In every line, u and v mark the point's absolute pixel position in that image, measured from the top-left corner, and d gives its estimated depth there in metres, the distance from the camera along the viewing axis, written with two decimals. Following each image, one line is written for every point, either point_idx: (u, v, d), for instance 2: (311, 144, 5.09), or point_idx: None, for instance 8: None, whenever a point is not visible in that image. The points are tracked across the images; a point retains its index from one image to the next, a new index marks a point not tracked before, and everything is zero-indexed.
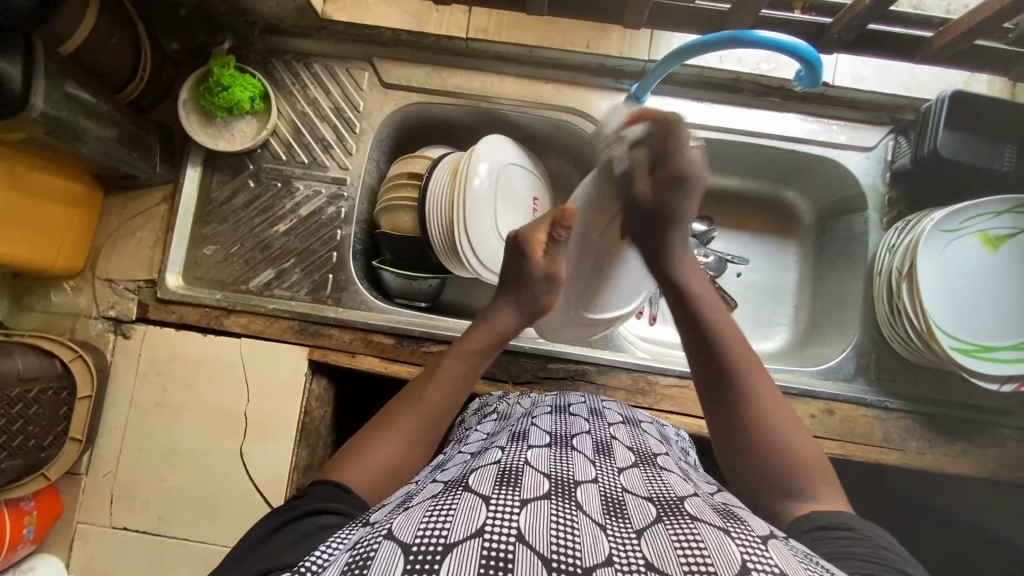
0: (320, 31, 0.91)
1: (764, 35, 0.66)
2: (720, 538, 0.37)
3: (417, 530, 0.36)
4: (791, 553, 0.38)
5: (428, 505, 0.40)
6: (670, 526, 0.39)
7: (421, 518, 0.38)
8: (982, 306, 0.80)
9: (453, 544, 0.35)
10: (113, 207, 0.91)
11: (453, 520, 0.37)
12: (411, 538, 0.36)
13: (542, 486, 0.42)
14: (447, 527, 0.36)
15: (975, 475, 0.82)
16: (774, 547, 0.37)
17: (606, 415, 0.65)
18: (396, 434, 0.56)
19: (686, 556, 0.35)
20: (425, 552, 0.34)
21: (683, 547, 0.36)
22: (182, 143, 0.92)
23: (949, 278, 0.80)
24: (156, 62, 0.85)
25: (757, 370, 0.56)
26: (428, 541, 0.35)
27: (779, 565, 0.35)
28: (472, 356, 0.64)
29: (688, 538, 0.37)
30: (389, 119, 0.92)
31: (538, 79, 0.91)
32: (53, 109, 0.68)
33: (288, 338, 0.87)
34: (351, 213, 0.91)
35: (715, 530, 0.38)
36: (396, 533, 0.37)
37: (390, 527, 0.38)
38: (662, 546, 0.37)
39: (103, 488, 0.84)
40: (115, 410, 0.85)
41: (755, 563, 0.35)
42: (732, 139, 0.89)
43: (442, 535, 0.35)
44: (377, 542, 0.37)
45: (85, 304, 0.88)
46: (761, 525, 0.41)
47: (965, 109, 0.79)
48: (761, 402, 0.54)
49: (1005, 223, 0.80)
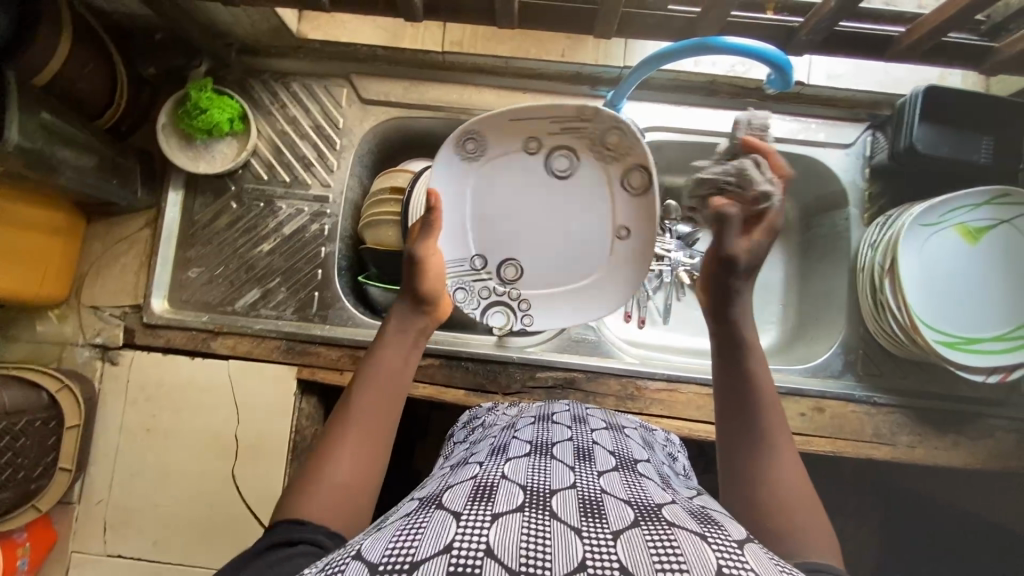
0: (297, 51, 0.91)
1: (733, 39, 0.67)
2: (695, 542, 0.38)
3: (385, 550, 0.36)
4: (766, 556, 0.38)
5: (399, 524, 0.40)
6: (646, 529, 0.39)
7: (390, 538, 0.38)
8: (964, 298, 0.80)
9: (419, 562, 0.35)
10: (95, 234, 0.90)
11: (422, 538, 0.37)
12: (378, 558, 0.36)
13: (515, 497, 0.42)
14: (415, 546, 0.36)
15: (966, 466, 0.82)
16: (751, 551, 0.38)
17: (590, 422, 0.65)
18: (338, 449, 0.53)
19: (659, 559, 0.36)
20: (392, 570, 0.34)
21: (657, 551, 0.36)
22: (163, 166, 0.92)
23: (928, 272, 0.80)
24: (132, 87, 0.85)
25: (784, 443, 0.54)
26: (395, 560, 0.35)
27: (754, 568, 0.36)
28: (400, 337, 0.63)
29: (663, 543, 0.37)
30: (369, 135, 0.93)
31: (517, 89, 0.91)
32: (29, 140, 0.67)
33: (275, 358, 0.86)
34: (334, 230, 0.91)
35: (690, 535, 0.39)
36: (364, 554, 0.37)
37: (360, 548, 0.38)
38: (636, 549, 0.37)
39: (96, 516, 0.84)
40: (105, 437, 0.85)
41: (731, 568, 0.35)
42: (709, 141, 0.89)
43: (409, 554, 0.36)
44: (346, 561, 0.36)
45: (71, 331, 0.88)
46: (738, 529, 0.41)
47: (938, 103, 0.79)
48: (784, 477, 0.51)
49: (984, 215, 0.80)
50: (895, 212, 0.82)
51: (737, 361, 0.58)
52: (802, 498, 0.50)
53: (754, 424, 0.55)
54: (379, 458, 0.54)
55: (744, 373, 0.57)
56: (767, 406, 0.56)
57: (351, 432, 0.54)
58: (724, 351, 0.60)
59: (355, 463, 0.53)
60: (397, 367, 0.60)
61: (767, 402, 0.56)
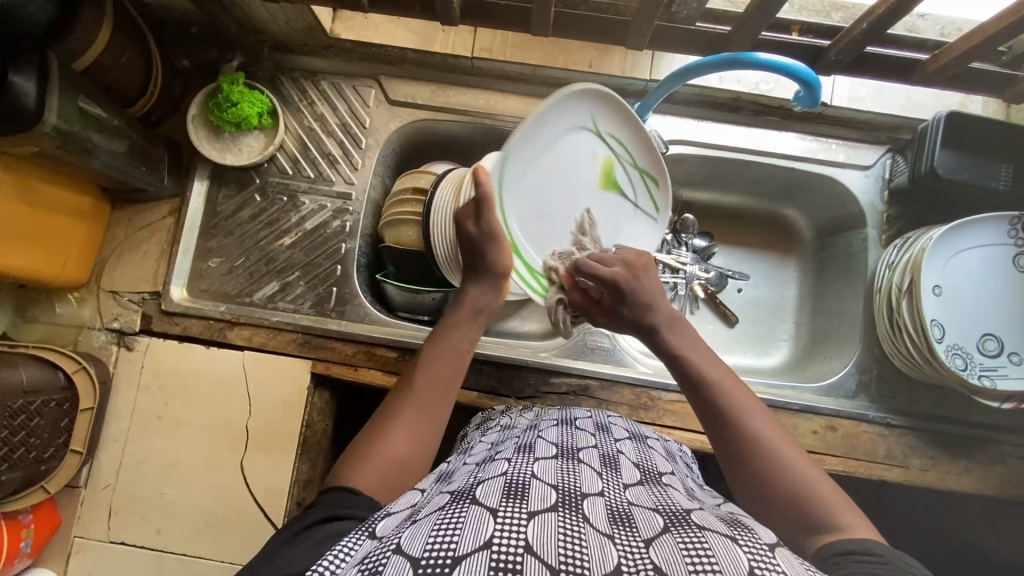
0: (329, 50, 0.92)
1: (764, 56, 0.68)
2: (726, 546, 0.36)
3: (426, 543, 0.36)
4: (796, 559, 0.36)
5: (435, 518, 0.40)
6: (677, 534, 0.39)
7: (429, 531, 0.38)
8: (1017, 336, 0.80)
9: (462, 557, 0.35)
10: (119, 220, 0.91)
11: (462, 532, 0.37)
12: (420, 551, 0.36)
13: (549, 497, 0.42)
14: (456, 540, 0.36)
15: (978, 492, 0.82)
16: (781, 555, 0.36)
17: (612, 431, 0.64)
18: (396, 425, 0.58)
19: (691, 562, 0.35)
20: (435, 565, 0.34)
21: (690, 555, 0.36)
22: (190, 156, 0.93)
23: (972, 291, 0.81)
24: (166, 78, 0.87)
25: (798, 466, 0.52)
26: (438, 554, 0.35)
27: (785, 570, 0.34)
28: (451, 333, 0.68)
29: (695, 546, 0.37)
30: (395, 135, 0.94)
31: (542, 98, 0.92)
32: (66, 123, 0.69)
33: (290, 351, 0.87)
34: (356, 226, 0.92)
35: (721, 537, 0.38)
36: (405, 547, 0.37)
37: (399, 541, 0.38)
38: (669, 553, 0.36)
39: (102, 502, 0.84)
40: (117, 421, 0.85)
41: (762, 569, 0.34)
42: (729, 157, 0.90)
43: (451, 547, 0.35)
44: (386, 555, 0.36)
45: (89, 315, 0.89)
46: (767, 533, 0.39)
47: (960, 130, 0.80)
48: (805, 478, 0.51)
49: (1020, 263, 0.81)
50: (1014, 217, 0.79)
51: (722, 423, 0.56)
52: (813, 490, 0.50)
53: (765, 465, 0.52)
54: (431, 439, 0.59)
55: (743, 432, 0.55)
56: (776, 445, 0.54)
57: (401, 430, 0.58)
58: (705, 414, 0.58)
59: (410, 440, 0.57)
60: (452, 352, 0.66)
61: (774, 444, 0.54)
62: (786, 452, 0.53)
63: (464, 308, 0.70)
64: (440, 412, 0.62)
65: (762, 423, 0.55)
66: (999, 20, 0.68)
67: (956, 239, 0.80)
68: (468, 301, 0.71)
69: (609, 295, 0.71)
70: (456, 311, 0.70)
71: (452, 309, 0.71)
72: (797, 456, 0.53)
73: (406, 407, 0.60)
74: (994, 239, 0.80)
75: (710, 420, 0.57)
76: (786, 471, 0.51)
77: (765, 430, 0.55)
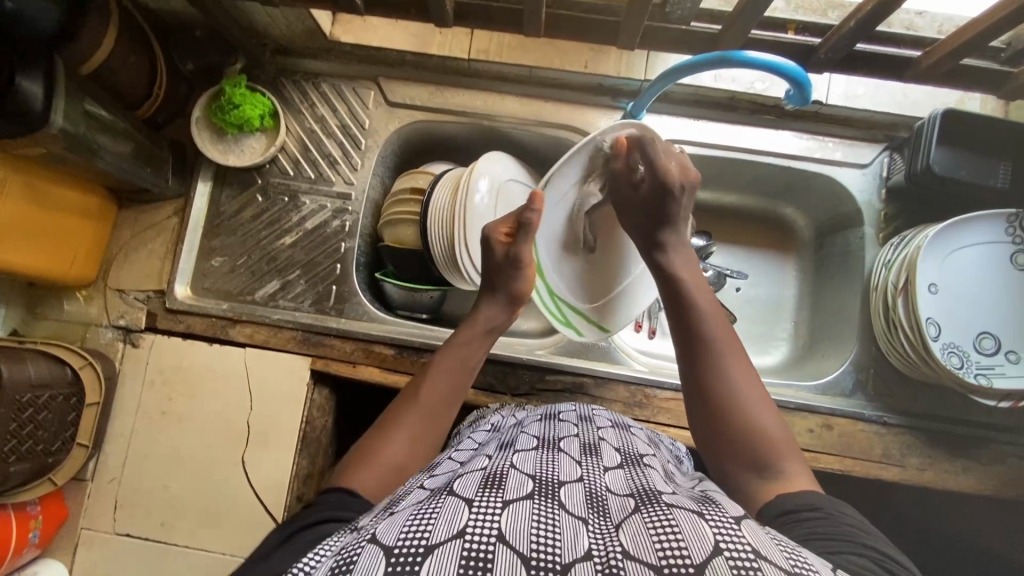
0: (329, 53, 0.94)
1: (755, 55, 0.68)
2: (694, 522, 0.37)
3: (400, 534, 0.37)
4: (764, 532, 0.37)
5: (410, 511, 0.41)
6: (648, 515, 0.40)
7: (403, 523, 0.38)
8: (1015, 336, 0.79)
9: (433, 546, 0.36)
10: (126, 220, 0.94)
11: (436, 522, 0.38)
12: (394, 541, 0.36)
13: (525, 486, 0.43)
14: (429, 528, 0.37)
15: (976, 492, 0.81)
16: (748, 526, 0.37)
17: (596, 420, 0.65)
18: (400, 431, 0.59)
19: (661, 542, 0.36)
20: (407, 555, 0.35)
21: (660, 535, 0.36)
22: (195, 158, 0.95)
23: (970, 290, 0.80)
24: (171, 82, 0.89)
25: (764, 410, 0.53)
26: (410, 543, 0.36)
27: (752, 542, 0.35)
28: (467, 351, 0.68)
29: (665, 526, 0.37)
30: (394, 136, 0.95)
31: (539, 98, 0.93)
32: (72, 125, 0.71)
33: (291, 348, 0.89)
34: (355, 226, 0.93)
35: (689, 514, 0.38)
36: (379, 538, 0.37)
37: (373, 533, 0.39)
38: (639, 535, 0.37)
39: (109, 495, 0.86)
40: (123, 416, 0.88)
41: (729, 542, 0.35)
42: (725, 156, 0.90)
43: (424, 537, 0.36)
44: (360, 546, 0.37)
45: (96, 313, 0.91)
46: (736, 508, 0.40)
47: (955, 127, 0.80)
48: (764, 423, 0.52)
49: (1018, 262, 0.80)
50: (1011, 215, 0.79)
51: (697, 352, 0.57)
52: (770, 435, 0.51)
53: (725, 404, 0.53)
54: (431, 445, 0.61)
55: (715, 368, 0.55)
56: (746, 387, 0.54)
57: (403, 439, 0.59)
58: (681, 342, 0.59)
59: (412, 448, 0.59)
60: (464, 364, 0.67)
61: (743, 383, 0.54)
62: (753, 395, 0.54)
63: (479, 327, 0.69)
64: (443, 423, 0.63)
65: (720, 324, 0.58)
66: (990, 17, 0.68)
67: (955, 236, 0.79)
68: (484, 322, 0.70)
69: (652, 187, 0.65)
70: (471, 325, 0.69)
71: (464, 323, 0.70)
72: (766, 401, 0.54)
73: (413, 416, 0.61)
74: (991, 237, 0.80)
75: (686, 349, 0.58)
76: (722, 375, 0.55)
77: (738, 367, 0.55)
